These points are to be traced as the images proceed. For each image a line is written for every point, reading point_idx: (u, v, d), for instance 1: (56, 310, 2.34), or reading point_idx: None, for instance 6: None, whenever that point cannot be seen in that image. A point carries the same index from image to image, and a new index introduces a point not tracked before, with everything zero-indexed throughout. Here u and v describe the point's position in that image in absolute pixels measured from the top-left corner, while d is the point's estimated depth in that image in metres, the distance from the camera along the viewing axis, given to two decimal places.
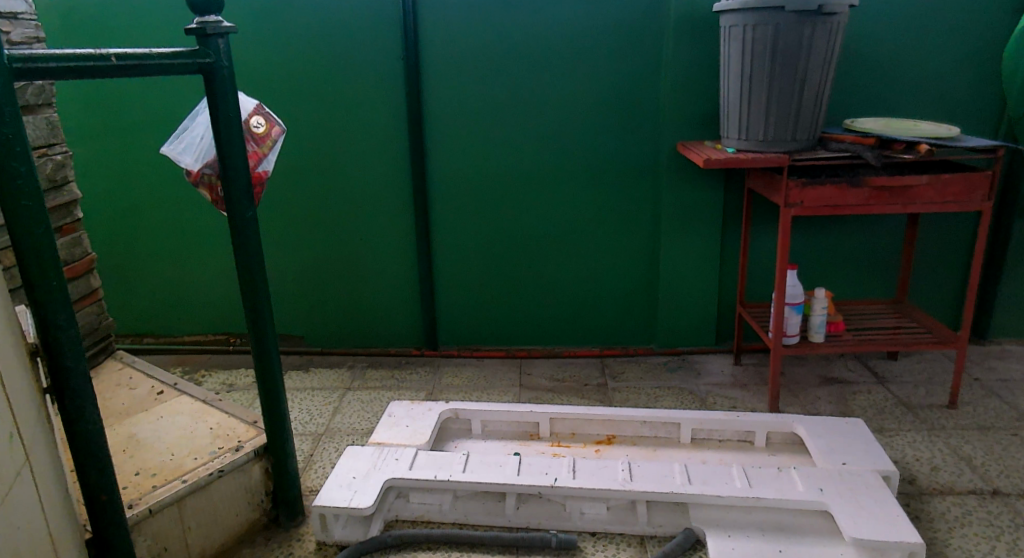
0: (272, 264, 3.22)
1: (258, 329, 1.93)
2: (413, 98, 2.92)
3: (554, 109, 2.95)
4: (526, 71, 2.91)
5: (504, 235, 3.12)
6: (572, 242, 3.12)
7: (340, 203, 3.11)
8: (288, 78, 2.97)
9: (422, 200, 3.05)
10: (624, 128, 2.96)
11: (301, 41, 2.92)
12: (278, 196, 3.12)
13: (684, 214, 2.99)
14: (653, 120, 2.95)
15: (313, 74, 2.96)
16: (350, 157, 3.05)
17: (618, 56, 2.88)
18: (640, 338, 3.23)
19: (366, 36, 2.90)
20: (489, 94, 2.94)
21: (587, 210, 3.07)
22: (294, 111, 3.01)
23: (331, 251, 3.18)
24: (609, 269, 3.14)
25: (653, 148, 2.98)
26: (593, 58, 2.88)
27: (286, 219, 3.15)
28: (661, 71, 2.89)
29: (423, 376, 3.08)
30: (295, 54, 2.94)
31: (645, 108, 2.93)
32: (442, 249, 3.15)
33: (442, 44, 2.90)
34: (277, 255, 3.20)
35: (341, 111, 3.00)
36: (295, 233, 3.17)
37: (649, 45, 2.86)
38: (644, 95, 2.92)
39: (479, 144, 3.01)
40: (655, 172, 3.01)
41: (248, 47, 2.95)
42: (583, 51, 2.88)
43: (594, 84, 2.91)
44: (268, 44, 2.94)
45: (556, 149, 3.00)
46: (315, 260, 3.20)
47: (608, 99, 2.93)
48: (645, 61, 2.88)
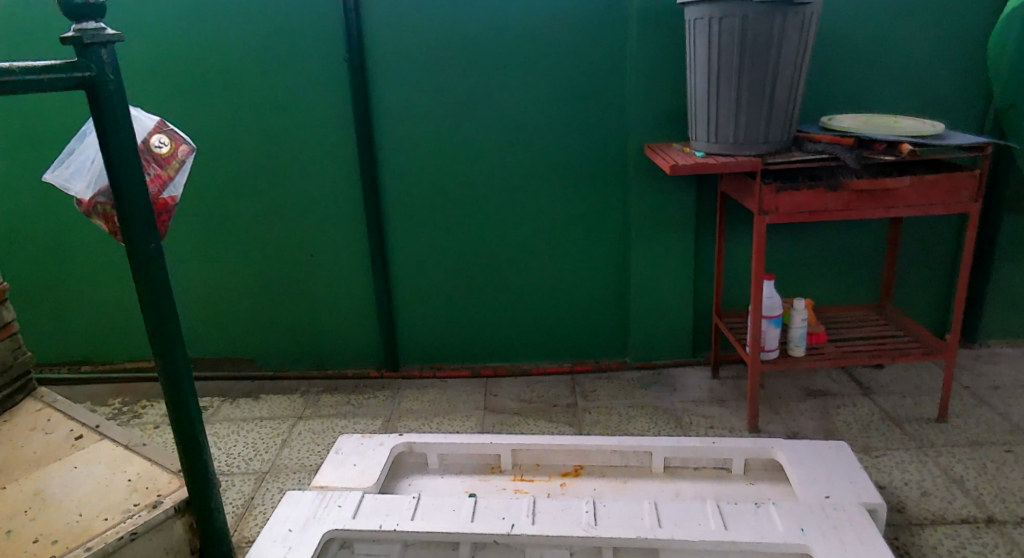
0: (216, 285, 3.00)
1: (169, 376, 1.72)
2: (358, 103, 2.70)
3: (511, 110, 2.74)
4: (480, 70, 2.70)
5: (463, 246, 2.91)
6: (537, 252, 2.92)
7: (285, 216, 2.90)
8: (221, 85, 2.74)
9: (374, 212, 2.84)
10: (588, 129, 2.76)
11: (235, 44, 2.69)
12: (219, 211, 2.90)
13: (653, 219, 2.80)
14: (617, 120, 2.74)
15: (250, 78, 2.73)
16: (294, 166, 2.83)
17: (578, 51, 2.67)
18: (612, 352, 3.04)
19: (305, 36, 2.68)
20: (440, 96, 2.73)
21: (551, 217, 2.87)
22: (230, 119, 2.79)
23: (279, 269, 2.97)
24: (576, 279, 2.95)
25: (619, 150, 2.78)
26: (551, 55, 2.68)
27: (229, 236, 2.93)
28: (625, 66, 2.68)
29: (380, 401, 2.86)
30: (229, 58, 2.71)
31: (609, 105, 2.73)
32: (398, 263, 2.95)
33: (388, 43, 2.68)
34: (221, 274, 2.99)
35: (282, 118, 2.78)
36: (239, 249, 2.95)
37: (610, 39, 2.66)
38: (607, 92, 2.72)
39: (432, 150, 2.80)
40: (621, 175, 2.81)
41: (178, 51, 2.71)
42: (540, 47, 2.67)
43: (554, 83, 2.71)
44: (198, 47, 2.71)
45: (516, 154, 2.79)
46: (262, 278, 2.98)
47: (569, 99, 2.72)
48: (607, 56, 2.68)
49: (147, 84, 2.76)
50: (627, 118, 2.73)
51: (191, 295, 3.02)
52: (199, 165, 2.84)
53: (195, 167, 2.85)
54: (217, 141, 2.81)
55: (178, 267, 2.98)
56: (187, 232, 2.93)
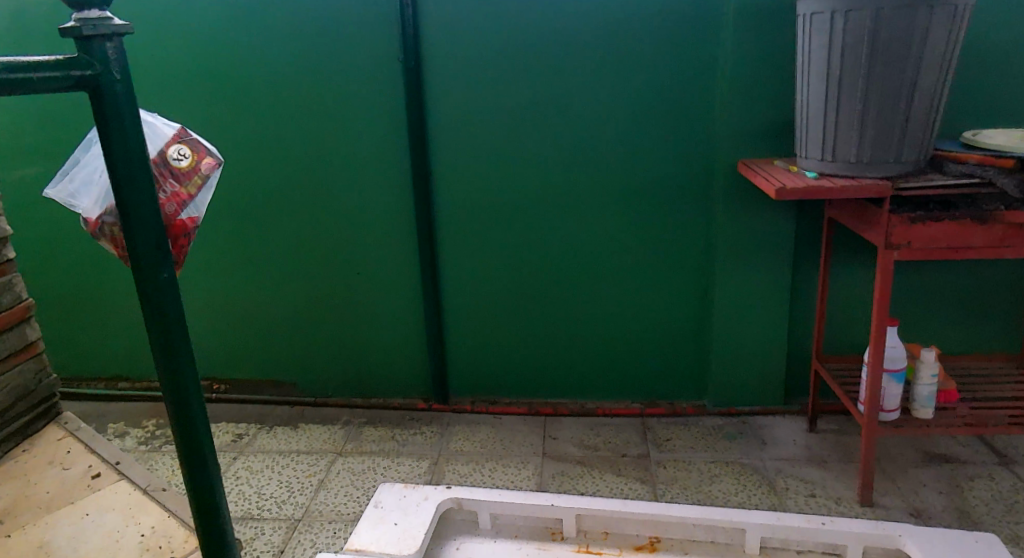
0: (259, 301, 2.79)
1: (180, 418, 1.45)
2: (414, 109, 2.43)
3: (584, 120, 2.43)
4: (551, 74, 2.39)
5: (526, 270, 2.61)
6: (607, 279, 2.59)
7: (333, 231, 2.65)
8: (268, 87, 2.52)
9: (427, 229, 2.56)
10: (671, 143, 2.42)
11: (282, 42, 2.47)
12: (263, 224, 2.68)
13: (745, 248, 2.42)
14: (705, 133, 2.40)
15: (297, 81, 2.50)
16: (342, 177, 2.58)
17: (662, 54, 2.34)
18: (690, 394, 2.68)
19: (358, 35, 2.43)
20: (505, 102, 2.44)
21: (625, 240, 2.53)
22: (278, 124, 2.56)
23: (324, 287, 2.73)
24: (651, 311, 2.60)
25: (706, 167, 2.43)
26: (632, 57, 2.35)
27: (273, 251, 2.71)
28: (716, 71, 2.34)
29: (428, 438, 2.57)
30: (276, 58, 2.49)
31: (696, 116, 2.39)
32: (453, 286, 2.66)
33: (448, 42, 2.40)
34: (263, 290, 2.77)
35: (331, 124, 2.53)
36: (284, 265, 2.72)
37: (700, 40, 2.32)
38: (695, 101, 2.37)
39: (493, 163, 2.50)
40: (708, 196, 2.45)
41: (224, 49, 2.51)
42: (619, 48, 2.34)
43: (634, 90, 2.38)
44: (244, 46, 2.49)
45: (589, 169, 2.47)
46: (306, 296, 2.75)
47: (651, 107, 2.39)
48: (695, 60, 2.34)
49: (191, 86, 2.57)
50: (717, 130, 2.38)
51: (232, 312, 2.82)
52: (242, 174, 2.63)
53: (239, 176, 2.63)
54: (262, 149, 2.59)
55: (220, 282, 2.79)
56: (229, 246, 2.73)
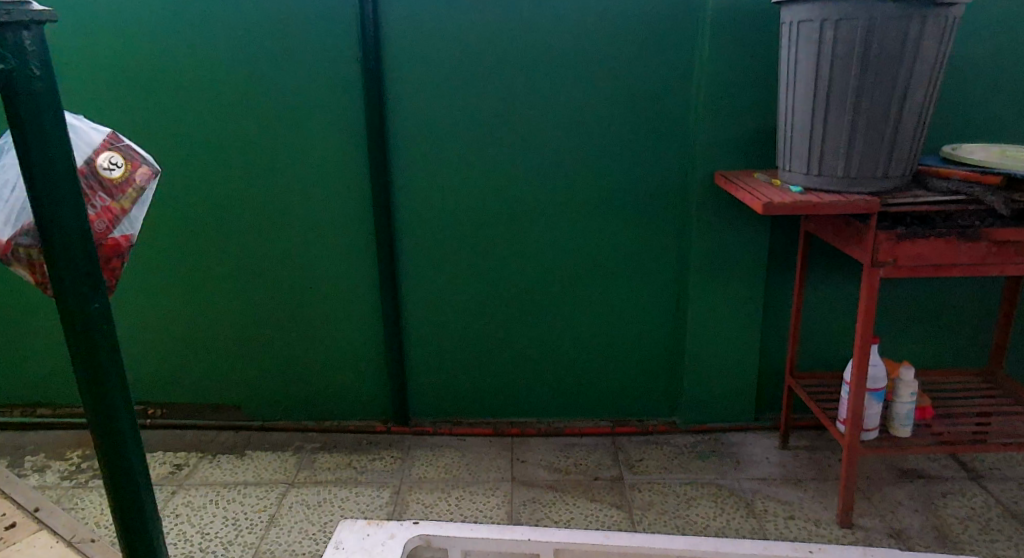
0: (201, 319, 2.58)
1: (106, 441, 1.29)
2: (373, 115, 2.27)
3: (554, 129, 2.31)
4: (520, 80, 2.27)
5: (492, 284, 2.48)
6: (576, 294, 2.48)
7: (284, 243, 2.47)
8: (213, 88, 2.33)
9: (387, 243, 2.40)
10: (644, 154, 2.33)
11: (230, 41, 2.28)
12: (205, 235, 2.48)
13: (718, 262, 2.36)
14: (680, 143, 2.32)
15: (246, 82, 2.31)
16: (294, 186, 2.41)
17: (636, 61, 2.25)
18: (660, 411, 2.60)
19: (313, 35, 2.26)
20: (471, 109, 2.30)
21: (596, 253, 2.43)
22: (222, 127, 2.36)
23: (273, 303, 2.54)
24: (621, 326, 2.51)
25: (680, 178, 2.35)
26: (606, 64, 2.25)
27: (217, 265, 2.51)
28: (691, 81, 2.27)
29: (389, 465, 2.41)
30: (222, 57, 2.30)
31: (670, 127, 2.31)
32: (413, 302, 2.51)
33: (411, 44, 2.25)
34: (205, 307, 2.56)
35: (283, 130, 2.35)
36: (229, 279, 2.53)
37: (676, 48, 2.24)
38: (669, 111, 2.29)
39: (458, 173, 2.36)
40: (680, 208, 2.38)
41: (163, 47, 2.30)
42: (592, 55, 2.24)
43: (607, 98, 2.28)
44: (187, 44, 2.29)
45: (558, 180, 2.36)
46: (254, 313, 2.56)
47: (624, 117, 2.30)
48: (670, 69, 2.26)
49: (125, 86, 2.34)
50: (691, 141, 2.31)
51: (171, 331, 2.60)
52: (184, 182, 2.43)
53: (179, 184, 2.42)
54: (206, 155, 2.40)
55: (157, 299, 2.57)
56: (168, 259, 2.52)
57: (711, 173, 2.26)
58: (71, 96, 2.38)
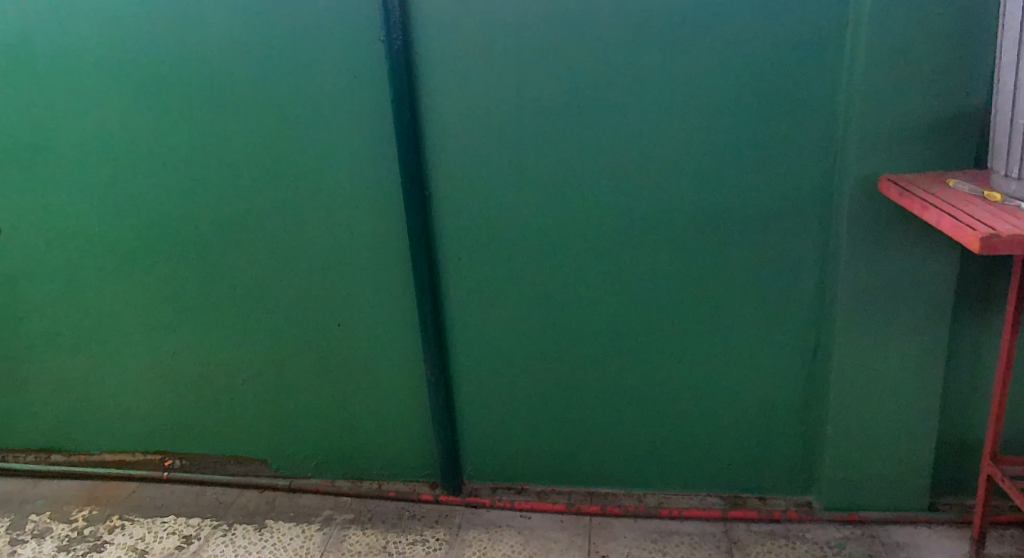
0: (216, 361, 2.16)
1: None
2: (403, 110, 1.74)
3: (642, 120, 1.70)
4: (595, 58, 1.67)
5: (561, 327, 1.91)
6: (674, 338, 1.87)
7: (304, 273, 2.00)
8: (212, 85, 1.86)
9: (426, 273, 1.88)
10: (769, 156, 1.68)
11: (227, 26, 1.80)
12: (216, 264, 2.04)
13: (877, 299, 1.68)
14: (823, 135, 1.65)
15: (250, 76, 1.83)
16: (314, 204, 1.92)
17: (762, 20, 1.59)
18: (790, 488, 1.95)
19: (328, 12, 1.75)
20: (529, 99, 1.72)
21: (699, 286, 1.80)
22: (222, 135, 1.90)
23: (297, 344, 2.09)
24: (735, 378, 1.88)
25: (822, 183, 1.68)
26: (716, 34, 1.61)
27: (231, 298, 2.07)
28: (842, 53, 1.59)
29: (432, 551, 1.90)
30: (219, 46, 1.82)
31: (810, 111, 1.64)
32: (463, 349, 1.98)
33: (449, 14, 1.70)
34: (222, 346, 2.14)
35: (297, 134, 1.86)
36: (244, 315, 2.09)
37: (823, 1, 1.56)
38: (811, 89, 1.62)
39: (513, 183, 1.80)
40: (823, 226, 1.71)
41: (151, 34, 1.84)
42: (695, 23, 1.61)
43: (716, 76, 1.64)
44: (176, 30, 1.83)
45: (647, 189, 1.74)
46: (276, 355, 2.11)
47: (740, 106, 1.65)
48: (813, 29, 1.58)
49: (110, 87, 1.91)
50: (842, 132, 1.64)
51: (185, 372, 2.19)
52: (186, 201, 1.99)
53: (182, 200, 1.99)
54: (211, 166, 1.94)
55: (168, 337, 2.16)
56: (176, 290, 2.10)
57: (868, 174, 1.60)
58: (55, 97, 1.97)
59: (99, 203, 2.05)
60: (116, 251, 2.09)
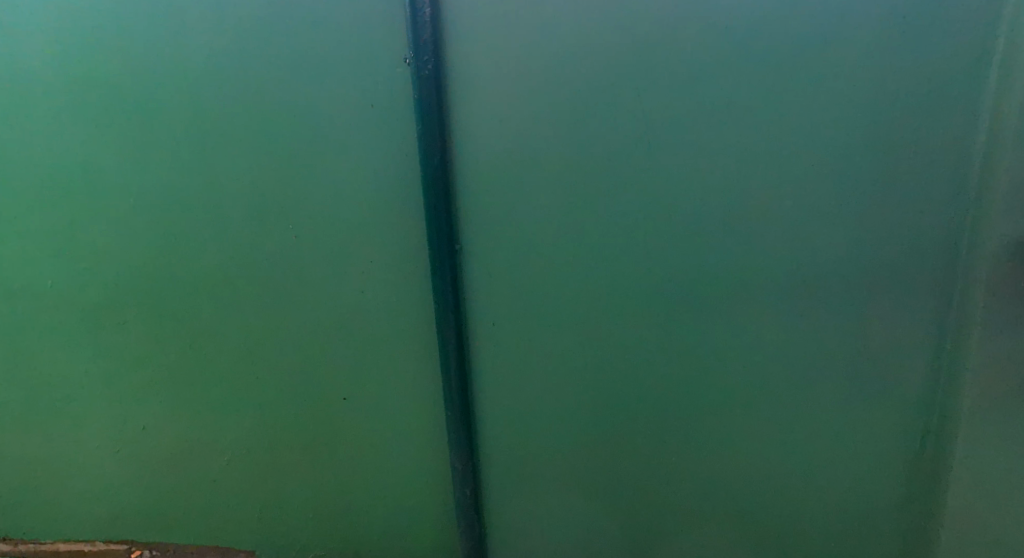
0: (195, 445, 1.82)
1: None
2: (430, 147, 1.49)
3: (724, 165, 1.47)
4: (674, 93, 1.45)
5: (613, 411, 1.66)
6: (746, 425, 1.62)
7: (308, 347, 1.69)
8: (206, 133, 1.57)
9: (455, 347, 1.60)
10: (864, 228, 1.47)
11: (236, 45, 1.50)
12: (204, 326, 1.71)
13: (1002, 390, 1.42)
14: (926, 207, 1.43)
15: (260, 106, 1.54)
16: (323, 267, 1.62)
17: (875, 55, 1.38)
18: None
19: (356, 33, 1.47)
20: (587, 138, 1.49)
21: (778, 370, 1.57)
22: (215, 191, 1.61)
23: (294, 426, 1.76)
24: (818, 468, 1.62)
25: (927, 255, 1.45)
26: (803, 94, 1.42)
27: (216, 375, 1.75)
28: (950, 116, 1.39)
29: None
30: (224, 68, 1.52)
31: (930, 161, 1.41)
32: (497, 433, 1.70)
33: (494, 55, 1.46)
34: (205, 426, 1.80)
35: (305, 190, 1.58)
36: (232, 394, 1.76)
37: (955, 35, 1.35)
38: (931, 136, 1.40)
39: (567, 237, 1.55)
40: (942, 295, 1.46)
41: (134, 62, 1.55)
42: (781, 82, 1.42)
43: (803, 138, 1.44)
44: (173, 48, 1.53)
45: (725, 244, 1.52)
46: (268, 439, 1.78)
47: (830, 172, 1.45)
48: (937, 65, 1.37)
49: (82, 134, 1.62)
50: (972, 188, 1.41)
51: (158, 457, 1.84)
52: (167, 264, 1.68)
53: (163, 254, 1.67)
54: (204, 211, 1.63)
55: (138, 419, 1.82)
56: (149, 365, 1.76)
57: (994, 241, 1.37)
58: (13, 143, 1.66)
59: (60, 265, 1.72)
60: (79, 320, 1.76)
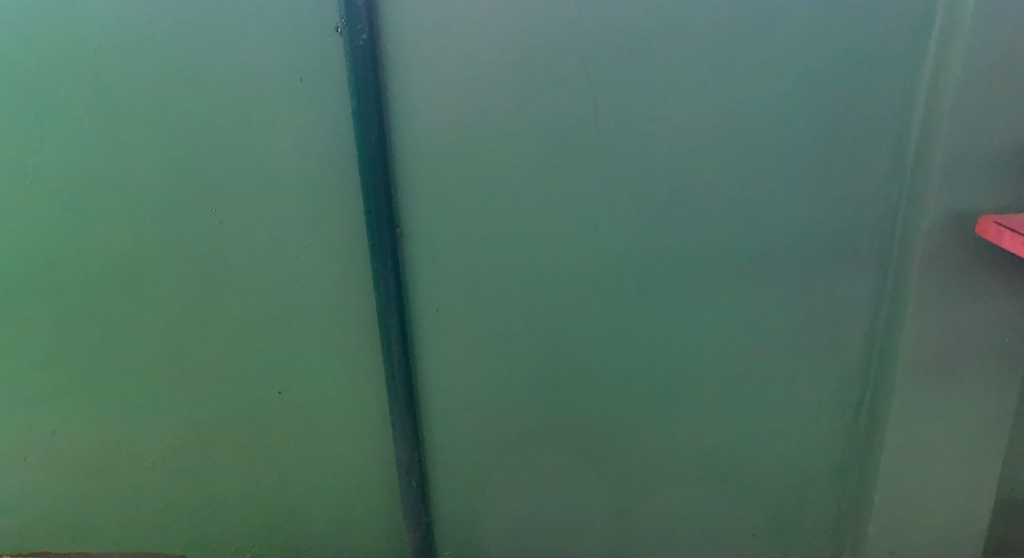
0: (118, 450, 1.71)
1: None
2: (367, 124, 1.40)
3: (671, 145, 1.46)
4: (622, 70, 1.41)
5: (561, 396, 1.64)
6: (691, 405, 1.63)
7: (240, 344, 1.61)
8: (120, 124, 1.47)
9: (398, 339, 1.55)
10: (803, 212, 1.49)
11: (143, 19, 1.40)
12: (120, 324, 1.61)
13: (927, 360, 1.51)
14: (860, 190, 1.47)
15: (173, 86, 1.44)
16: (254, 262, 1.55)
17: (816, 38, 1.39)
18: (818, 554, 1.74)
19: (284, 17, 1.39)
20: (533, 117, 1.44)
21: (722, 352, 1.59)
22: (133, 185, 1.51)
23: (228, 425, 1.68)
24: (760, 443, 1.66)
25: (862, 236, 1.50)
26: (745, 81, 1.42)
27: (139, 377, 1.65)
28: (882, 102, 1.42)
29: None
30: (131, 45, 1.42)
31: (872, 140, 1.44)
32: (443, 423, 1.66)
33: (433, 36, 1.40)
34: (129, 431, 1.69)
35: (232, 183, 1.50)
36: (158, 396, 1.66)
37: (897, 14, 1.37)
38: (873, 116, 1.43)
39: (513, 221, 1.51)
40: (880, 271, 1.51)
41: (36, 48, 1.43)
42: (723, 69, 1.41)
43: (745, 124, 1.44)
44: (72, 22, 1.41)
45: (674, 226, 1.50)
46: (200, 439, 1.70)
47: (771, 158, 1.46)
48: (879, 44, 1.39)
49: None
50: (910, 167, 1.45)
51: (77, 465, 1.73)
52: (82, 263, 1.56)
53: (76, 252, 1.56)
54: (115, 200, 1.52)
55: (53, 427, 1.69)
56: (64, 370, 1.65)
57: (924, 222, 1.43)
58: None
59: None
60: None
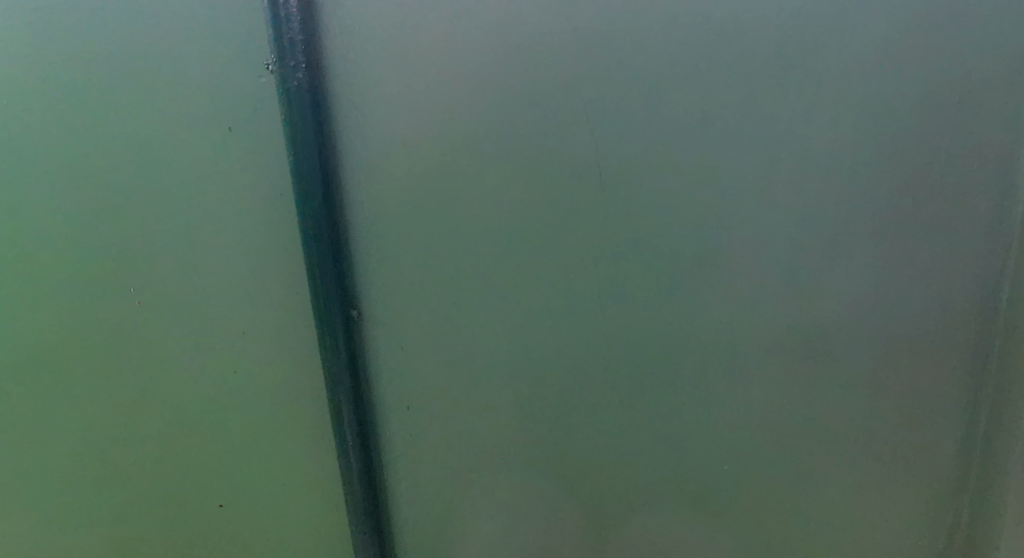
0: None
1: None
2: (308, 188, 1.12)
3: (700, 209, 1.14)
4: (637, 105, 1.09)
5: (565, 516, 1.31)
6: (730, 527, 1.30)
7: (174, 451, 1.32)
8: (20, 191, 1.20)
9: (356, 447, 1.24)
10: (869, 290, 1.16)
11: (32, 55, 1.12)
12: (32, 425, 1.33)
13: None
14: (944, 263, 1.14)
15: (72, 124, 1.15)
16: (186, 352, 1.26)
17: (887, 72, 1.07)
18: None
19: (208, 57, 1.10)
20: (520, 172, 1.13)
21: (768, 463, 1.26)
22: (39, 263, 1.23)
23: (164, 545, 1.39)
24: None
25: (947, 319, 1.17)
26: (795, 126, 1.09)
27: (57, 488, 1.36)
28: (975, 153, 1.10)
29: None
30: (15, 71, 1.13)
31: (965, 191, 1.11)
32: (419, 545, 1.35)
33: (393, 76, 1.10)
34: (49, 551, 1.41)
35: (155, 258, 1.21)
36: (80, 511, 1.37)
37: (1000, 29, 1.04)
38: (966, 160, 1.10)
39: (501, 300, 1.20)
40: (974, 355, 1.18)
41: None
42: (767, 113, 1.09)
43: (795, 181, 1.12)
44: None
45: (705, 306, 1.18)
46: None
47: (828, 222, 1.14)
48: (975, 69, 1.06)
49: None
50: (1011, 229, 1.13)
51: None
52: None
53: None
54: (19, 281, 1.25)
55: None
56: None
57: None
58: None
59: None
60: None
